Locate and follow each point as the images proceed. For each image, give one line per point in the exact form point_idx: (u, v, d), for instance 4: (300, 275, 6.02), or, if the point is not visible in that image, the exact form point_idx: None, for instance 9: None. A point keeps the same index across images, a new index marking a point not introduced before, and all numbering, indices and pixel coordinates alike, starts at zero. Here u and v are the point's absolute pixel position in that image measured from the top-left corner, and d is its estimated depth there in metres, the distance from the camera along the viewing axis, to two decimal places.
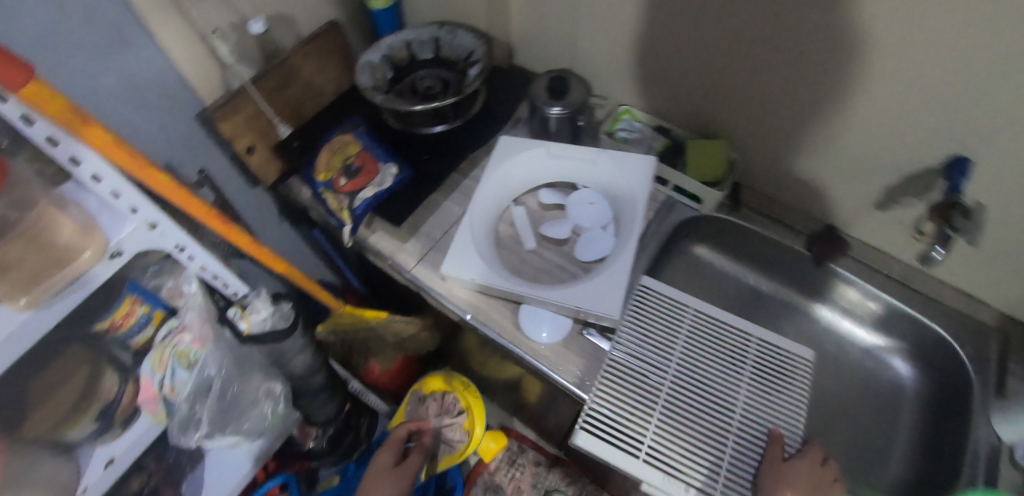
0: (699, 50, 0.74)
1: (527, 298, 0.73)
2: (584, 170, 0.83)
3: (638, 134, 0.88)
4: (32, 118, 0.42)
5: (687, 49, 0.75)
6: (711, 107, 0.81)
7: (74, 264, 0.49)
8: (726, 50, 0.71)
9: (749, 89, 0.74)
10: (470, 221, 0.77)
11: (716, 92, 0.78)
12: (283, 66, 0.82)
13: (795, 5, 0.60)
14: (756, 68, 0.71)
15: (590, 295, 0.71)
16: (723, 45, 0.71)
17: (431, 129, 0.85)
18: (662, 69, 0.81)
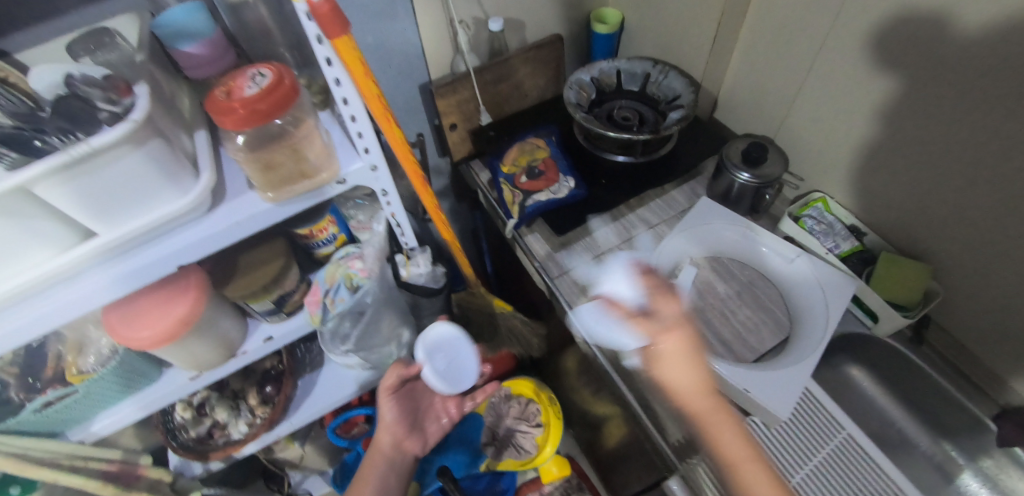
0: (925, 160, 0.67)
1: None
2: (777, 264, 0.80)
3: (825, 227, 0.81)
4: (332, 61, 0.51)
5: (910, 154, 0.68)
6: (916, 228, 0.73)
7: (312, 180, 0.59)
8: (959, 173, 0.63)
9: (969, 220, 0.65)
10: (656, 261, 0.78)
11: (930, 214, 0.70)
12: (504, 64, 0.91)
13: None
14: (990, 201, 0.62)
15: (752, 380, 0.67)
16: (954, 165, 0.63)
17: (614, 157, 0.88)
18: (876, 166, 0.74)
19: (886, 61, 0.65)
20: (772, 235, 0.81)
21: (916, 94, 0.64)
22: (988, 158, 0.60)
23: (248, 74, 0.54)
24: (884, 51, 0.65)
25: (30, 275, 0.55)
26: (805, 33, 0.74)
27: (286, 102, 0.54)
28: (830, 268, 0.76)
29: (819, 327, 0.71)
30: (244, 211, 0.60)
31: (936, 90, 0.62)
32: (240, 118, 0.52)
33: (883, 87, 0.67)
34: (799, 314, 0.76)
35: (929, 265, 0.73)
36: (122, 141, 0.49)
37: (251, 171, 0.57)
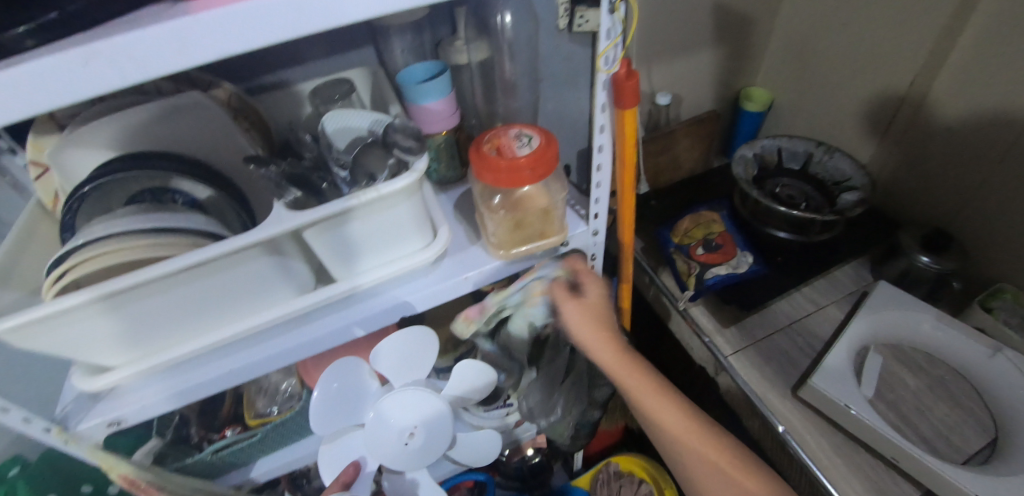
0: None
1: (902, 457, 0.66)
2: (974, 359, 0.75)
3: (1022, 320, 0.77)
4: (604, 129, 0.52)
5: None
6: None
7: (546, 239, 0.58)
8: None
9: None
10: (842, 344, 0.75)
11: None
12: (668, 136, 0.93)
13: None
14: None
15: (983, 485, 0.62)
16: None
17: (777, 232, 0.84)
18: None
19: None
20: (968, 333, 0.76)
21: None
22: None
23: (512, 135, 0.54)
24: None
25: (272, 314, 0.55)
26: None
27: (544, 164, 0.52)
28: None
29: None
30: (471, 267, 0.59)
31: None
32: (503, 175, 0.51)
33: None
34: (1009, 415, 0.70)
35: None
36: (402, 189, 0.50)
37: (496, 227, 0.56)
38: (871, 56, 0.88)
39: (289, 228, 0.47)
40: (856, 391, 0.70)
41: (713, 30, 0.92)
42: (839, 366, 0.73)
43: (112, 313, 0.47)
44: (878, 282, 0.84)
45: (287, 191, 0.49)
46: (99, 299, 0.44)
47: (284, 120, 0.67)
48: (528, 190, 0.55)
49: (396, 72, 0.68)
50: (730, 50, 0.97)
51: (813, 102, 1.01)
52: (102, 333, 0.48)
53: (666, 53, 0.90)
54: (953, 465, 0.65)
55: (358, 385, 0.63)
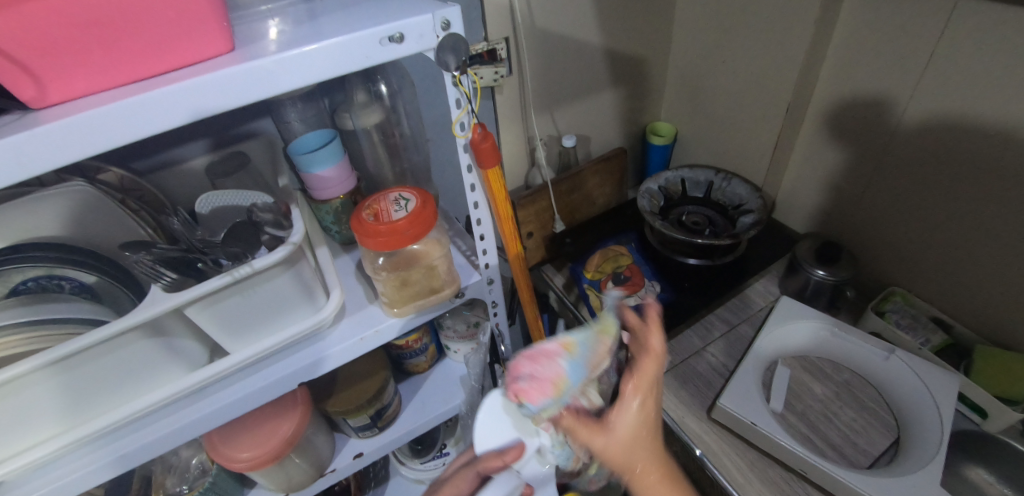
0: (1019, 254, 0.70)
1: (809, 468, 0.68)
2: (871, 363, 0.79)
3: (910, 321, 0.83)
4: (475, 188, 0.55)
5: (985, 245, 0.74)
6: (1001, 316, 0.76)
7: (436, 294, 0.60)
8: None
9: None
10: (749, 361, 0.79)
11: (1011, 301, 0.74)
12: (577, 175, 0.97)
13: None
14: None
15: (882, 488, 0.65)
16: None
17: (686, 259, 0.89)
18: (963, 263, 0.78)
19: (956, 164, 0.73)
20: (863, 340, 0.81)
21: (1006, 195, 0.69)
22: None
23: (392, 199, 0.57)
24: (961, 158, 0.72)
25: (167, 391, 0.54)
26: (879, 142, 0.82)
27: (421, 224, 0.55)
28: (929, 364, 0.76)
29: (939, 430, 0.69)
30: (367, 327, 0.60)
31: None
32: (383, 239, 0.53)
33: (962, 188, 0.73)
34: (906, 414, 0.74)
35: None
36: (280, 261, 0.51)
37: (384, 287, 0.57)
38: (753, 88, 0.95)
39: (162, 310, 0.48)
40: (764, 407, 0.73)
41: (609, 74, 0.98)
42: (747, 383, 0.76)
43: (60, 378, 0.48)
44: (780, 297, 0.89)
45: (162, 274, 0.49)
46: (48, 364, 0.46)
47: (182, 196, 0.68)
48: (415, 248, 0.58)
49: (291, 142, 0.70)
50: (628, 90, 1.04)
51: (712, 132, 1.08)
52: (40, 403, 0.48)
53: (566, 98, 0.96)
54: (856, 471, 0.68)
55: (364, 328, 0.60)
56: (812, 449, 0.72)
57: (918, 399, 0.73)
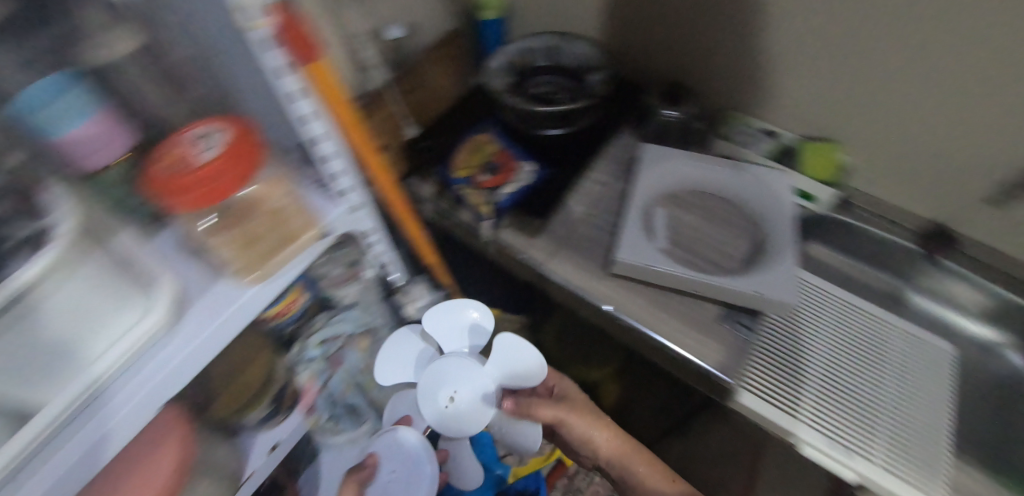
0: (847, 47, 0.75)
1: (702, 287, 0.75)
2: (726, 180, 0.87)
3: (748, 137, 0.91)
4: (298, 97, 0.45)
5: (800, 54, 0.79)
6: (821, 115, 0.84)
7: (300, 240, 0.52)
8: (880, 47, 0.72)
9: (857, 91, 0.78)
10: (633, 209, 0.82)
11: (831, 101, 0.82)
12: (416, 71, 0.89)
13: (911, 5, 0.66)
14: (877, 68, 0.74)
15: (762, 280, 0.74)
16: (875, 44, 0.72)
17: (547, 131, 0.84)
18: (788, 71, 0.82)
19: None
20: (711, 157, 0.90)
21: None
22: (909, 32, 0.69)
23: (192, 138, 0.44)
24: None
25: None
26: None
27: (248, 157, 0.43)
28: (765, 168, 0.87)
29: (785, 236, 0.79)
30: (226, 305, 0.47)
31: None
32: (201, 191, 0.41)
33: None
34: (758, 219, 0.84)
35: (835, 141, 0.86)
36: (60, 261, 0.34)
37: (230, 252, 0.47)
38: None
39: None
40: (656, 250, 0.78)
41: None
42: (635, 234, 0.79)
43: None
44: (641, 144, 0.91)
45: None
46: None
47: None
48: (250, 192, 0.47)
49: None
50: None
51: None
52: None
53: None
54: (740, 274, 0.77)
55: (228, 295, 0.48)
56: (702, 269, 0.78)
57: (762, 198, 0.84)
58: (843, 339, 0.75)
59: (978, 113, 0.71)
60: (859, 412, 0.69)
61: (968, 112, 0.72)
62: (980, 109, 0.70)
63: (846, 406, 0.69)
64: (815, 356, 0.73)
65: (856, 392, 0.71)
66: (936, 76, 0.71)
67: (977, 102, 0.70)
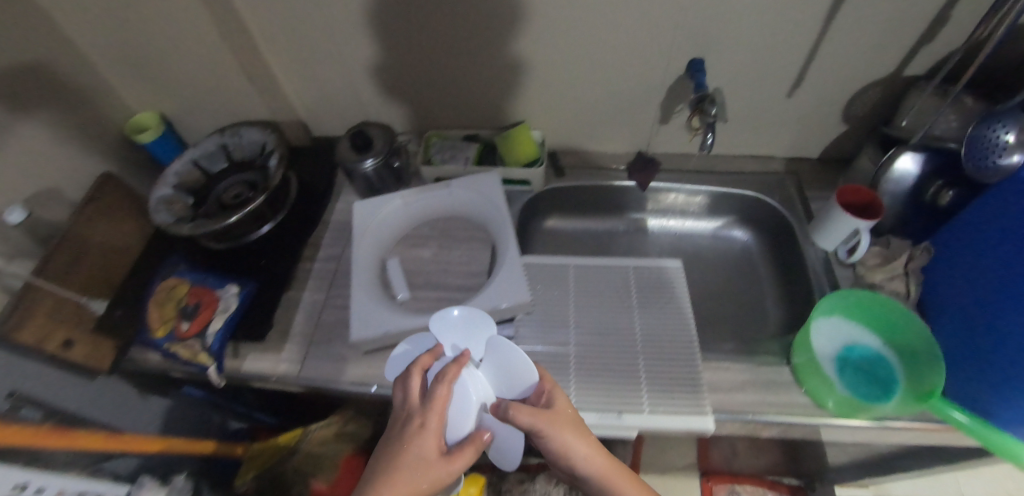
0: (475, 28, 0.78)
1: None
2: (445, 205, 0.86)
3: (449, 151, 0.92)
4: None
5: (450, 56, 0.82)
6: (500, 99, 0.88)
7: None
8: (499, 19, 0.77)
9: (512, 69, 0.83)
10: (357, 281, 0.76)
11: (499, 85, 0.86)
12: (70, 240, 0.74)
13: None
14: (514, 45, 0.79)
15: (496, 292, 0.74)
16: (492, 17, 0.76)
17: (258, 231, 0.81)
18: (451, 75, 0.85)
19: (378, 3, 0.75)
20: (428, 185, 0.87)
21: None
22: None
23: None
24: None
25: None
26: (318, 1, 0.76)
27: None
28: (471, 175, 0.87)
29: (503, 232, 0.80)
30: None
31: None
32: None
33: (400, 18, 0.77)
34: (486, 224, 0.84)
35: (521, 122, 0.90)
36: None
37: None
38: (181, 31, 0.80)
39: None
40: (388, 311, 0.74)
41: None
42: (365, 302, 0.75)
43: None
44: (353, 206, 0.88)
45: None
46: None
47: None
48: None
49: None
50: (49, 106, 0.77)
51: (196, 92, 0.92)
52: None
53: None
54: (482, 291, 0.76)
55: None
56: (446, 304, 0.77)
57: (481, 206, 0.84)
58: (587, 304, 0.77)
59: (600, 49, 0.78)
60: (618, 369, 0.70)
61: (592, 48, 0.79)
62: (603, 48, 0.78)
63: (655, 366, 0.70)
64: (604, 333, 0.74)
65: (612, 350, 0.72)
66: (553, 27, 0.77)
67: (593, 38, 0.77)
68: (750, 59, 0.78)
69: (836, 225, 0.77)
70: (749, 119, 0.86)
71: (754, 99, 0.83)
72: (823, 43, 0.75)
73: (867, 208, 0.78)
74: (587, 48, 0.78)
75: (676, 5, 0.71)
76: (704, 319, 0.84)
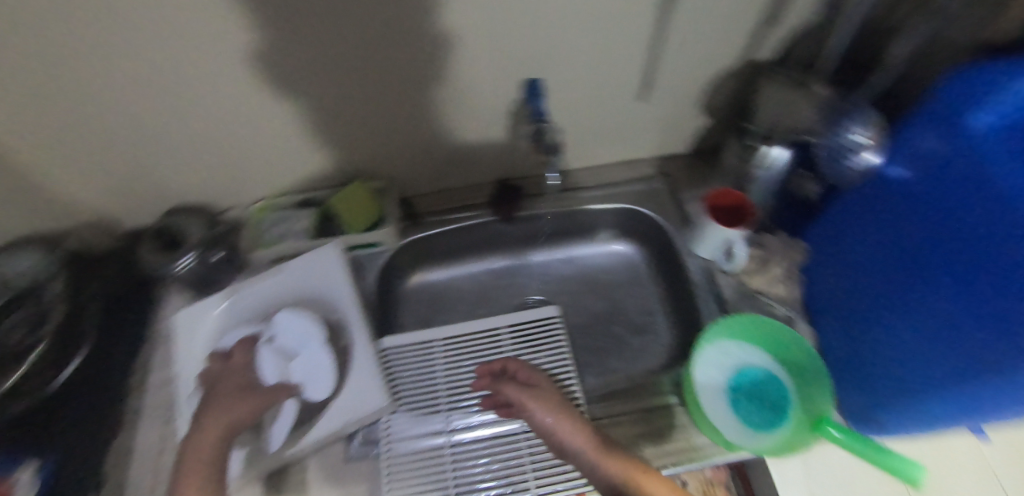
0: (273, 95, 0.63)
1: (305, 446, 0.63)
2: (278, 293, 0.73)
3: (282, 225, 0.77)
4: None
5: (251, 129, 0.67)
6: (329, 158, 0.75)
7: None
8: (299, 82, 0.61)
9: (331, 129, 0.70)
10: (185, 414, 0.65)
11: (323, 146, 0.72)
12: None
13: (281, 49, 0.56)
14: (323, 104, 0.65)
15: (351, 401, 0.64)
16: (289, 80, 0.61)
17: (55, 381, 0.65)
18: (261, 146, 0.70)
19: (131, 90, 0.58)
20: (254, 277, 0.75)
21: (197, 56, 0.55)
22: (300, 59, 0.58)
23: None
24: (122, 83, 0.57)
25: None
26: (47, 97, 0.57)
27: None
28: (310, 251, 0.75)
29: (354, 322, 0.69)
30: None
31: (212, 41, 0.54)
32: None
33: (169, 101, 0.61)
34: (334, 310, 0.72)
35: (359, 178, 0.77)
36: None
37: None
38: None
39: None
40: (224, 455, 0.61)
41: None
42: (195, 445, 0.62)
43: None
44: (174, 313, 0.74)
45: None
46: None
47: None
48: None
49: None
50: None
51: None
52: None
53: None
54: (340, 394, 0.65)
55: None
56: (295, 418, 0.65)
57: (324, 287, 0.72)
58: (462, 386, 0.67)
59: (427, 93, 0.66)
60: (502, 460, 0.61)
61: (423, 94, 0.66)
62: (428, 91, 0.66)
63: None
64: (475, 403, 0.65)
65: (494, 438, 0.63)
66: (368, 80, 0.63)
67: (416, 83, 0.64)
68: (597, 75, 0.68)
69: (714, 236, 0.71)
70: (609, 128, 0.78)
71: (608, 110, 0.74)
72: (674, 46, 0.66)
73: (739, 211, 0.72)
74: (409, 94, 0.66)
75: (498, 33, 0.60)
76: (597, 354, 0.79)
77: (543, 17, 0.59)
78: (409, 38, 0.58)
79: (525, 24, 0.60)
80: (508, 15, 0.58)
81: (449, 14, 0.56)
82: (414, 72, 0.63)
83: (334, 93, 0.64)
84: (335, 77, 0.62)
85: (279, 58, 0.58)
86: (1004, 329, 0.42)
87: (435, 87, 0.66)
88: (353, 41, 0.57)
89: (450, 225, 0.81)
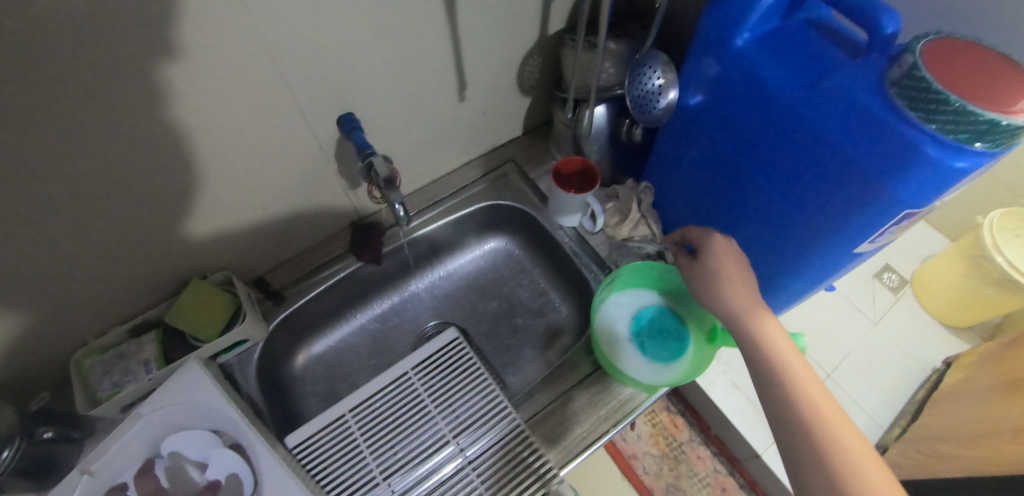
0: (40, 233, 0.52)
1: None
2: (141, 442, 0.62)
3: (118, 366, 0.65)
4: None
5: (31, 278, 0.55)
6: (148, 272, 0.65)
7: None
8: (71, 205, 0.51)
9: (137, 241, 0.60)
10: None
11: (135, 262, 0.62)
12: None
13: (29, 180, 0.47)
14: (113, 220, 0.56)
15: None
16: (53, 209, 0.51)
17: None
18: (53, 291, 0.58)
19: None
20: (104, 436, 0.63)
21: None
22: (57, 181, 0.49)
23: None
24: None
25: None
26: None
27: None
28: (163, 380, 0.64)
29: (247, 435, 0.61)
30: None
31: None
32: None
33: None
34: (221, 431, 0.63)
35: (192, 280, 0.67)
36: None
37: None
38: None
39: None
40: None
41: None
42: None
43: None
44: None
45: None
46: None
47: None
48: None
49: None
50: None
51: None
52: None
53: None
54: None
55: None
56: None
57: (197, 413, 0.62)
58: (391, 448, 0.63)
59: (235, 168, 0.60)
60: None
61: (233, 168, 0.59)
62: (235, 166, 0.59)
63: (472, 446, 0.62)
64: (406, 450, 0.62)
65: (441, 484, 0.60)
66: (159, 176, 0.54)
67: (217, 162, 0.58)
68: (408, 93, 0.67)
69: (571, 206, 0.74)
70: (441, 138, 0.77)
71: (433, 122, 0.73)
72: (470, 44, 0.66)
73: (583, 175, 0.75)
74: (215, 175, 0.59)
75: (286, 86, 0.56)
76: (511, 351, 0.80)
77: (329, 56, 0.56)
78: (187, 118, 0.51)
79: (313, 68, 0.56)
80: (289, 64, 0.54)
81: (223, 82, 0.51)
82: (209, 152, 0.56)
83: (123, 204, 0.55)
84: (115, 186, 0.53)
85: (29, 191, 0.47)
86: (825, 186, 0.50)
87: (240, 159, 0.59)
88: (119, 143, 0.49)
89: (317, 287, 0.75)
